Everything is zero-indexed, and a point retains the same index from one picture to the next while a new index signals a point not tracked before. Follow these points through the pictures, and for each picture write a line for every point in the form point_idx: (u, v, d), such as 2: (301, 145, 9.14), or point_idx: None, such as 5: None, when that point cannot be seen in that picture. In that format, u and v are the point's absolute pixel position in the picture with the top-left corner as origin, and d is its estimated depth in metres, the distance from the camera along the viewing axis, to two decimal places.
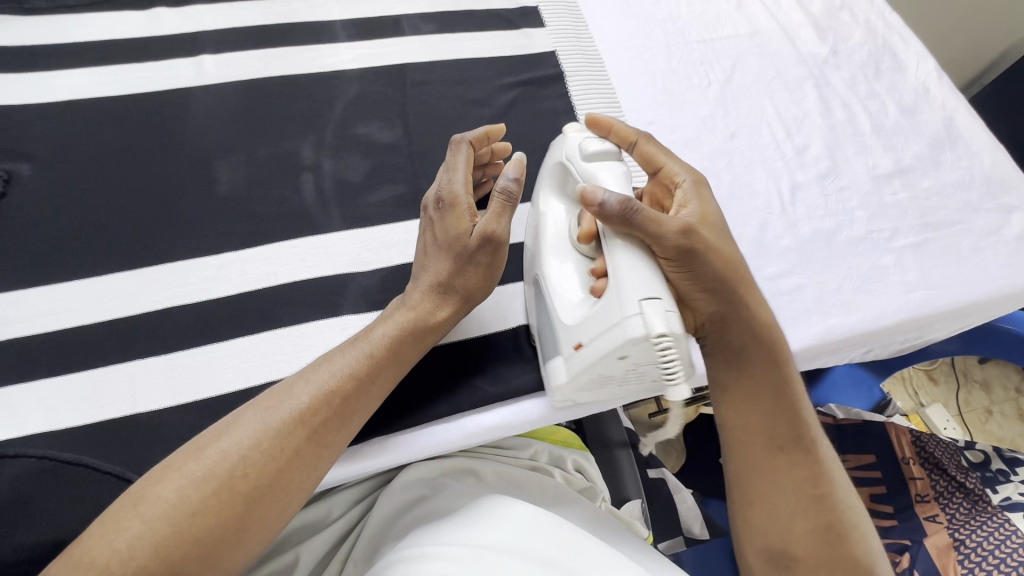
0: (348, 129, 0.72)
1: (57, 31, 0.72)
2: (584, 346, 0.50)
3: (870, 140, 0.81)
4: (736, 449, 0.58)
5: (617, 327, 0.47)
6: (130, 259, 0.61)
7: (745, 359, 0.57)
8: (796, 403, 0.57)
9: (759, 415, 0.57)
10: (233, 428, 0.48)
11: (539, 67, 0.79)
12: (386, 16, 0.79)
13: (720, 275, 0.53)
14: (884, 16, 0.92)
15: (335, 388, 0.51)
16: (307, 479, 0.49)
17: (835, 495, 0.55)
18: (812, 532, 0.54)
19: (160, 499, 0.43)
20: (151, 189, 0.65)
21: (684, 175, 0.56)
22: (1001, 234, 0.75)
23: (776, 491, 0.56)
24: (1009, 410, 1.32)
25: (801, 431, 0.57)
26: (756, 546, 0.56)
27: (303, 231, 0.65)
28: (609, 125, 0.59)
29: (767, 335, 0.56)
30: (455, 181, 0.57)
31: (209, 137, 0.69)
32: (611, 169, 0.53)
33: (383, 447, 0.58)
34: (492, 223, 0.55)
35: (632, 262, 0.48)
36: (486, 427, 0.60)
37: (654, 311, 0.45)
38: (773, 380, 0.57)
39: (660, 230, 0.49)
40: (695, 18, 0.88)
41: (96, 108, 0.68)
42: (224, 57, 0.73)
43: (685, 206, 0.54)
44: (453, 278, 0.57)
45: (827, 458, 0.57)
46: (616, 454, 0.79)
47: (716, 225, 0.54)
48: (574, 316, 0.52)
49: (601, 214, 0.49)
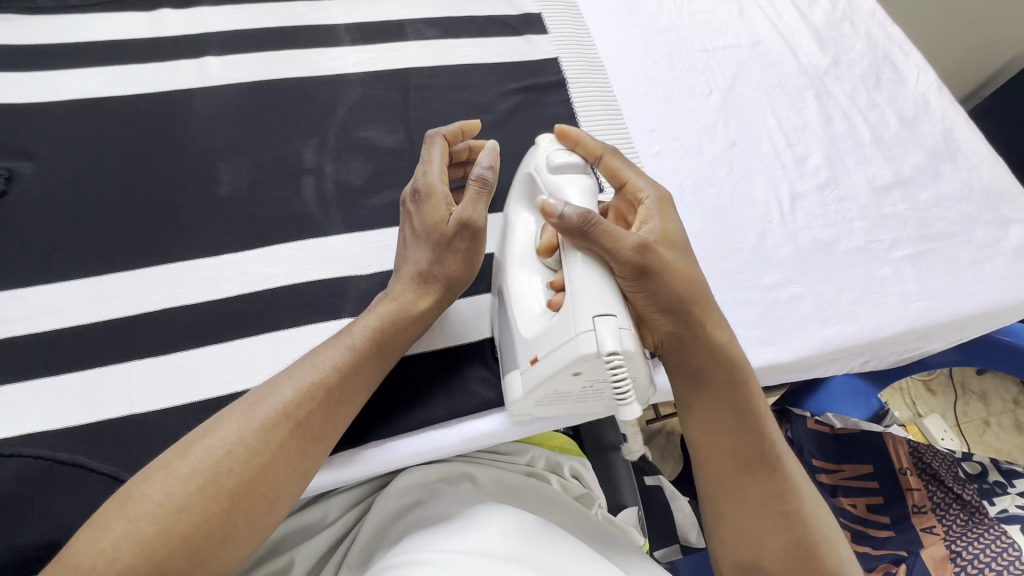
0: (350, 133, 0.72)
1: (61, 31, 0.72)
2: (539, 361, 0.50)
3: (870, 151, 0.81)
4: (704, 467, 0.58)
5: (569, 343, 0.47)
6: (129, 259, 0.61)
7: (705, 380, 0.56)
8: (759, 421, 0.56)
9: (721, 435, 0.56)
10: (219, 425, 0.48)
11: (541, 74, 0.80)
12: (390, 21, 0.80)
13: (675, 294, 0.52)
14: (885, 28, 0.93)
15: (317, 382, 0.50)
16: (295, 475, 0.48)
17: (804, 509, 0.55)
18: (782, 548, 0.54)
19: (147, 497, 0.43)
20: (152, 189, 0.65)
21: (647, 192, 0.56)
22: (1000, 246, 0.76)
23: (745, 510, 0.55)
24: (1006, 422, 1.32)
25: (766, 448, 0.56)
26: (729, 564, 0.56)
27: (303, 234, 0.65)
28: (576, 138, 0.57)
29: (726, 355, 0.55)
30: (430, 173, 0.57)
31: (211, 138, 0.69)
32: (574, 181, 0.54)
33: (380, 451, 0.57)
34: (470, 209, 0.55)
35: (589, 275, 0.49)
36: (482, 432, 0.59)
37: (606, 328, 0.46)
38: (733, 400, 0.56)
39: (616, 246, 0.49)
40: (697, 28, 0.88)
41: (99, 108, 0.69)
42: (228, 59, 0.74)
43: (646, 223, 0.54)
44: (433, 267, 0.57)
45: (794, 472, 0.56)
46: (613, 460, 0.80)
47: (675, 244, 0.54)
48: (532, 329, 0.52)
49: (560, 227, 0.49)
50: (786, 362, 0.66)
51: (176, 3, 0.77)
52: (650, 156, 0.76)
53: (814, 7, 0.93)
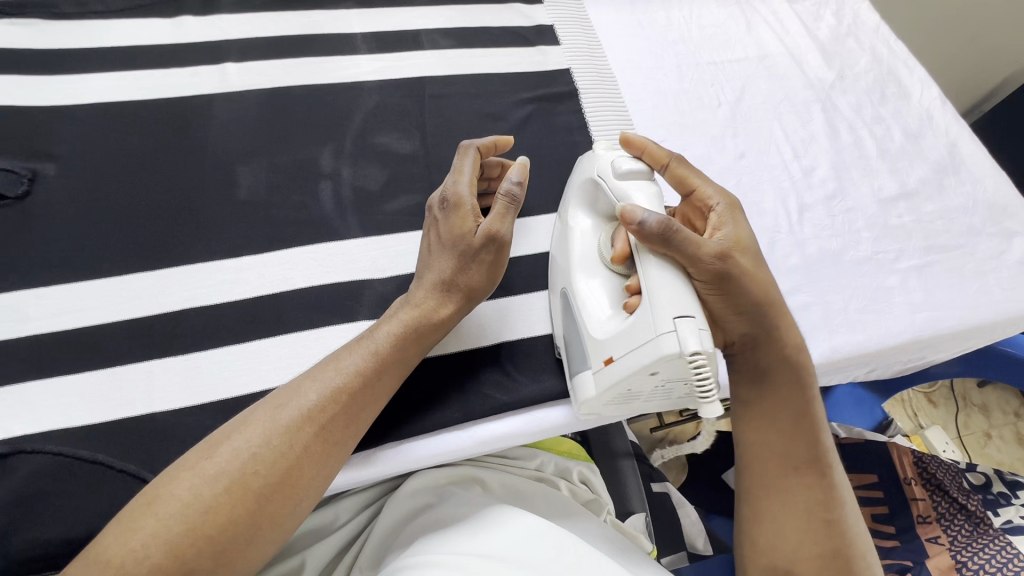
0: (367, 139, 0.73)
1: (85, 35, 0.74)
2: (614, 361, 0.51)
3: (876, 163, 0.82)
4: (752, 465, 0.59)
5: (649, 343, 0.47)
6: (150, 260, 0.62)
7: (771, 379, 0.58)
8: (815, 427, 0.58)
9: (777, 434, 0.58)
10: (243, 428, 0.48)
11: (553, 84, 0.81)
12: (406, 30, 0.82)
13: (753, 299, 0.54)
14: (890, 43, 0.95)
15: (342, 386, 0.51)
16: (317, 477, 0.49)
17: (846, 523, 0.56)
18: (819, 557, 0.55)
19: (173, 498, 0.44)
20: (174, 192, 0.66)
21: (717, 199, 0.57)
22: (1003, 258, 0.77)
23: (787, 512, 0.56)
24: (1007, 434, 1.32)
25: (818, 454, 0.57)
26: (759, 566, 0.56)
27: (320, 237, 0.66)
28: (642, 144, 0.58)
29: (793, 359, 0.58)
30: (460, 183, 0.58)
31: (231, 143, 0.70)
32: (642, 188, 0.54)
33: (396, 453, 0.58)
34: (497, 223, 0.56)
35: (665, 278, 0.49)
36: (496, 435, 0.60)
37: (687, 329, 0.46)
38: (794, 401, 0.58)
39: (697, 253, 0.50)
40: (706, 41, 0.90)
41: (122, 112, 0.70)
42: (247, 65, 0.75)
43: (720, 228, 0.55)
44: (456, 275, 0.57)
45: (840, 486, 0.58)
46: (619, 465, 0.81)
47: (749, 250, 0.55)
48: (604, 331, 0.53)
49: (640, 234, 0.49)
50: None
51: (197, 10, 0.78)
52: None
53: (819, 22, 0.95)
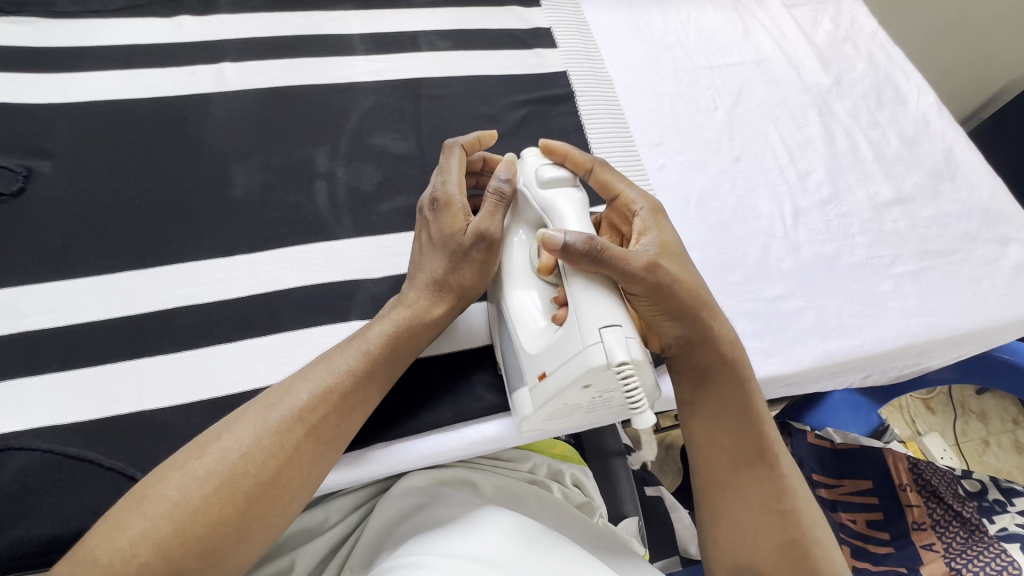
0: (362, 140, 0.73)
1: (84, 33, 0.74)
2: (547, 376, 0.51)
3: (871, 168, 0.82)
4: (702, 464, 0.58)
5: (578, 356, 0.48)
6: (143, 258, 0.62)
7: (709, 379, 0.57)
8: (757, 421, 0.57)
9: (722, 431, 0.57)
10: (234, 427, 0.48)
11: (549, 87, 0.81)
12: (404, 32, 0.82)
13: (684, 301, 0.53)
14: (887, 49, 0.95)
15: (333, 385, 0.51)
16: (308, 476, 0.49)
17: (799, 511, 0.55)
18: (777, 548, 0.54)
19: (163, 497, 0.44)
20: (168, 190, 0.66)
21: (640, 204, 0.57)
22: (998, 264, 0.77)
23: (742, 507, 0.56)
24: (1005, 442, 1.32)
25: (764, 446, 0.57)
26: (722, 562, 0.56)
27: (315, 237, 0.66)
28: (565, 152, 0.58)
29: (729, 357, 0.57)
30: (449, 183, 0.58)
31: (226, 142, 0.70)
32: (567, 195, 0.55)
33: (387, 453, 0.58)
34: (486, 221, 0.56)
35: (593, 294, 0.49)
36: (488, 437, 0.60)
37: (614, 338, 0.46)
38: (734, 397, 0.57)
39: (626, 266, 0.49)
40: (702, 45, 0.90)
41: (118, 110, 0.70)
42: (244, 65, 0.75)
43: (643, 235, 0.55)
44: (448, 275, 0.57)
45: (791, 475, 0.57)
46: (612, 468, 0.80)
47: (675, 253, 0.55)
48: (538, 346, 0.53)
49: (566, 255, 0.49)
50: (789, 373, 0.66)
51: (196, 11, 0.79)
52: (655, 169, 0.78)
53: (817, 28, 0.95)
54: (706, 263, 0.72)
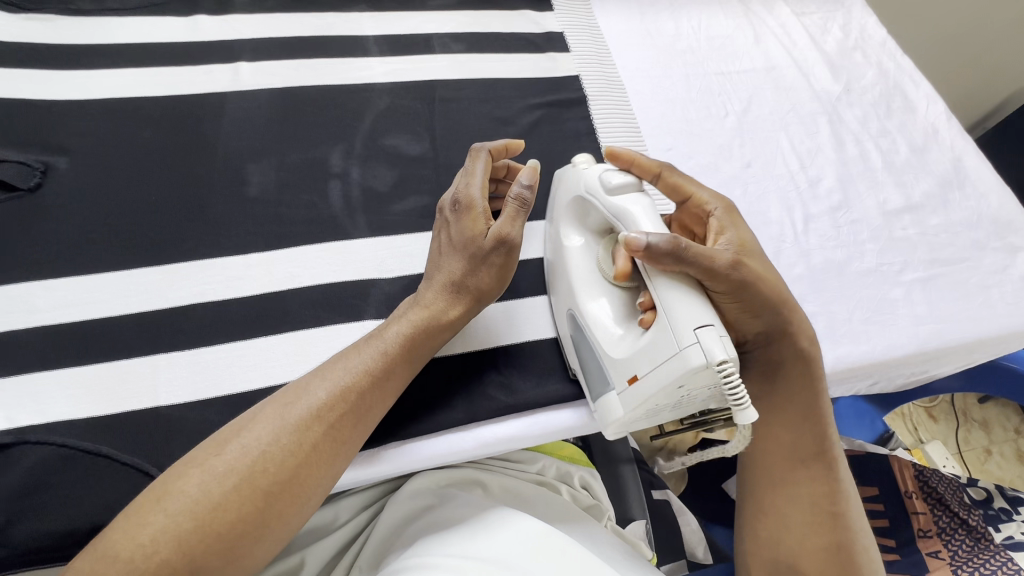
0: (377, 140, 0.74)
1: (100, 31, 0.75)
2: (639, 379, 0.51)
3: (881, 176, 0.83)
4: (763, 457, 0.62)
5: (674, 359, 0.47)
6: (159, 255, 0.62)
7: (782, 376, 0.59)
8: (823, 423, 0.60)
9: (787, 429, 0.61)
10: (253, 425, 0.48)
11: (562, 90, 0.82)
12: (417, 35, 0.82)
13: (768, 300, 0.54)
14: (896, 58, 0.96)
15: (351, 385, 0.51)
16: (325, 475, 0.49)
17: (849, 515, 0.59)
18: (822, 548, 0.58)
19: (182, 494, 0.44)
20: (185, 188, 0.67)
21: (714, 204, 0.58)
22: (1007, 273, 0.77)
23: (794, 502, 0.60)
24: (1008, 450, 1.32)
25: (825, 448, 0.60)
26: (765, 554, 0.60)
27: (329, 236, 0.66)
28: (631, 159, 0.59)
29: (805, 358, 0.58)
30: (471, 186, 0.58)
31: (241, 141, 0.71)
32: (636, 201, 0.54)
33: (400, 451, 0.58)
34: (506, 225, 0.56)
35: (682, 296, 0.49)
36: (501, 437, 0.60)
37: (711, 338, 0.46)
38: (804, 396, 0.60)
39: (711, 263, 0.50)
40: (713, 52, 0.91)
41: (136, 107, 0.71)
42: (260, 65, 0.76)
43: (722, 233, 0.56)
44: (465, 277, 0.57)
45: (845, 480, 0.60)
46: (620, 472, 0.80)
47: (755, 251, 0.56)
48: (624, 350, 0.53)
49: (649, 258, 0.48)
50: None
51: (212, 10, 0.79)
52: None
53: (827, 36, 0.96)
54: None
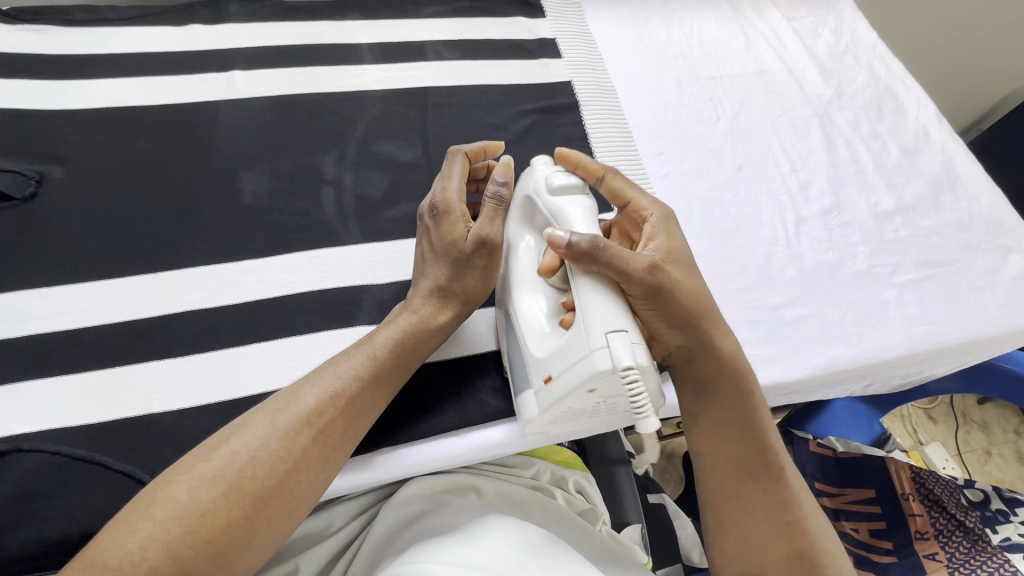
0: (370, 147, 0.74)
1: (96, 41, 0.76)
2: (553, 379, 0.51)
3: (872, 178, 0.83)
4: (709, 475, 0.59)
5: (584, 360, 0.48)
6: (152, 262, 0.62)
7: (715, 388, 0.57)
8: (762, 432, 0.58)
9: (728, 443, 0.58)
10: (242, 431, 0.48)
11: (554, 96, 0.82)
12: (410, 42, 0.83)
13: (690, 310, 0.54)
14: (887, 61, 0.96)
15: (339, 391, 0.51)
16: (315, 482, 0.49)
17: (805, 521, 0.56)
18: (785, 559, 0.55)
19: (172, 500, 0.44)
20: (178, 195, 0.67)
21: (651, 209, 0.57)
22: (999, 274, 0.77)
23: (747, 519, 0.56)
24: (1008, 452, 1.32)
25: (770, 456, 0.57)
26: (730, 572, 0.57)
27: (322, 242, 0.66)
28: (576, 160, 0.59)
29: (734, 368, 0.57)
30: (449, 189, 0.58)
31: (234, 149, 0.71)
32: (577, 205, 0.54)
33: (392, 458, 0.58)
34: (486, 226, 0.56)
35: (599, 298, 0.49)
36: (492, 442, 0.60)
37: (620, 343, 0.46)
38: (739, 408, 0.57)
39: (626, 267, 0.50)
40: (705, 56, 0.92)
41: (131, 116, 0.71)
42: (254, 73, 0.77)
43: (652, 240, 0.55)
44: (451, 282, 0.58)
45: (796, 484, 0.58)
46: (616, 476, 0.80)
47: (682, 260, 0.55)
48: (544, 349, 0.53)
49: (571, 255, 0.50)
50: (793, 380, 0.67)
51: (207, 20, 0.80)
52: (659, 178, 0.79)
53: (817, 40, 0.97)
54: (709, 269, 0.72)
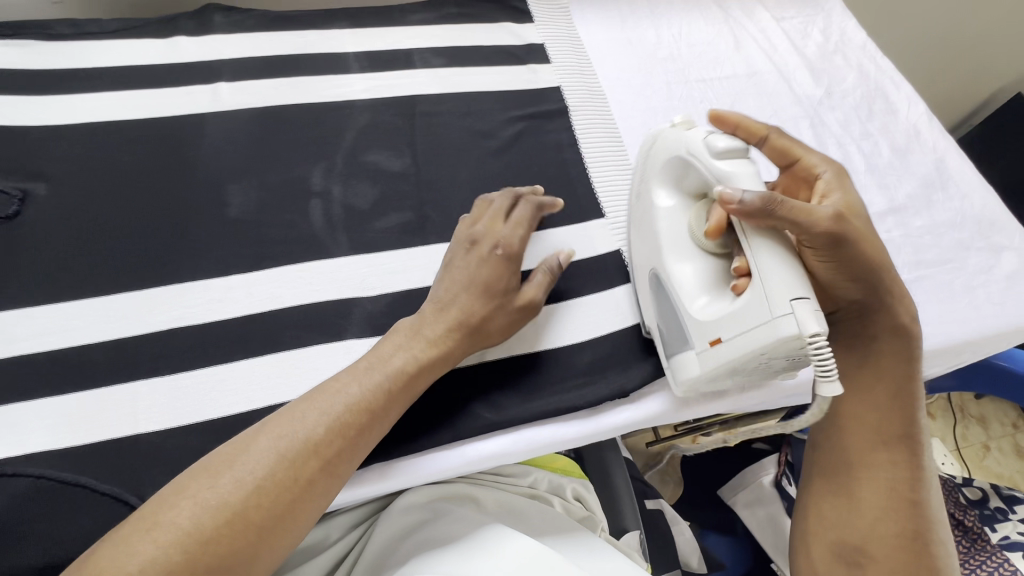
0: (358, 157, 0.73)
1: (78, 55, 0.75)
2: (722, 342, 0.53)
3: (864, 178, 0.83)
4: (842, 436, 0.63)
5: (764, 326, 0.49)
6: (139, 280, 0.62)
7: (873, 349, 0.62)
8: (912, 405, 0.61)
9: (870, 407, 0.62)
10: (246, 456, 0.47)
11: (543, 102, 0.82)
12: (398, 50, 0.83)
13: (867, 263, 0.57)
14: (876, 61, 0.96)
15: (348, 420, 0.51)
16: (317, 509, 0.49)
17: (927, 505, 0.59)
18: (895, 535, 0.59)
19: (173, 525, 0.43)
20: (166, 210, 0.66)
21: (825, 167, 0.60)
22: (992, 273, 0.77)
23: (868, 487, 0.61)
24: (1006, 446, 1.32)
25: (911, 431, 0.61)
26: (827, 535, 0.62)
27: (311, 255, 0.66)
28: (736, 121, 0.61)
29: (902, 330, 0.61)
30: (516, 237, 0.63)
31: (220, 162, 0.70)
32: (741, 166, 0.53)
33: (380, 473, 0.57)
34: (536, 291, 0.62)
35: (776, 260, 0.49)
36: (486, 455, 0.59)
37: (805, 311, 0.47)
38: (901, 370, 0.62)
39: (810, 222, 0.51)
40: (694, 59, 0.92)
41: (115, 131, 0.70)
42: (240, 85, 0.76)
43: (828, 196, 0.58)
44: (485, 322, 0.59)
45: (927, 469, 0.61)
46: (613, 482, 0.79)
47: (861, 215, 0.57)
48: (708, 312, 0.55)
49: (742, 214, 0.50)
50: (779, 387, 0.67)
51: (192, 32, 0.80)
52: None
53: (807, 40, 0.97)
54: None
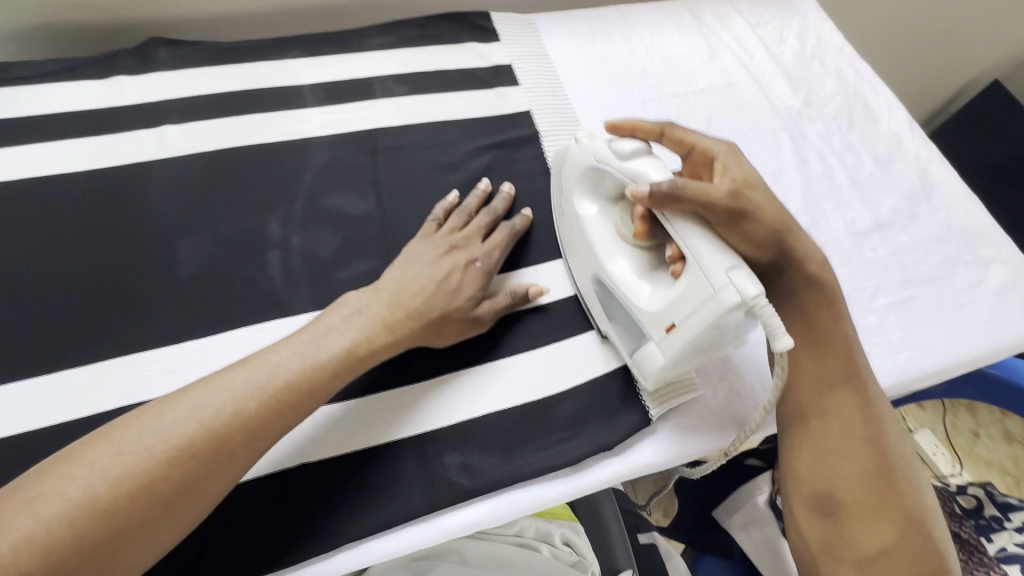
0: (318, 202, 0.69)
1: (9, 103, 0.69)
2: (677, 326, 0.53)
3: (846, 193, 0.80)
4: (791, 391, 0.62)
5: (709, 300, 0.49)
6: (82, 353, 0.57)
7: (798, 302, 0.63)
8: (846, 347, 0.61)
9: (808, 357, 0.62)
10: (160, 419, 0.44)
11: (512, 128, 0.78)
12: (357, 79, 0.78)
13: (771, 230, 0.56)
14: (855, 65, 0.93)
15: (278, 396, 0.48)
16: (229, 483, 0.46)
17: (886, 441, 0.58)
18: (859, 476, 0.57)
19: (61, 495, 0.39)
20: (111, 272, 0.62)
21: (718, 146, 0.58)
22: (980, 288, 0.75)
23: (824, 433, 0.59)
24: (995, 431, 1.30)
25: (852, 371, 0.60)
26: (798, 491, 0.59)
27: (271, 313, 0.62)
28: (630, 125, 0.61)
29: (819, 281, 0.62)
30: (491, 256, 0.64)
31: (168, 214, 0.66)
32: (647, 164, 0.54)
33: (355, 551, 0.53)
34: (492, 308, 0.62)
35: (701, 237, 0.50)
36: (464, 524, 0.56)
37: (741, 276, 0.47)
38: (827, 318, 0.62)
39: (712, 197, 0.50)
40: (668, 72, 0.88)
41: (52, 186, 0.65)
42: (187, 127, 0.71)
43: (727, 171, 0.56)
44: (439, 320, 0.59)
45: (878, 403, 0.60)
46: (606, 521, 0.68)
47: (757, 185, 0.56)
48: (655, 303, 0.55)
49: (654, 203, 0.51)
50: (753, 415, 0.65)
51: (134, 70, 0.75)
52: None
53: (783, 47, 0.94)
54: None
